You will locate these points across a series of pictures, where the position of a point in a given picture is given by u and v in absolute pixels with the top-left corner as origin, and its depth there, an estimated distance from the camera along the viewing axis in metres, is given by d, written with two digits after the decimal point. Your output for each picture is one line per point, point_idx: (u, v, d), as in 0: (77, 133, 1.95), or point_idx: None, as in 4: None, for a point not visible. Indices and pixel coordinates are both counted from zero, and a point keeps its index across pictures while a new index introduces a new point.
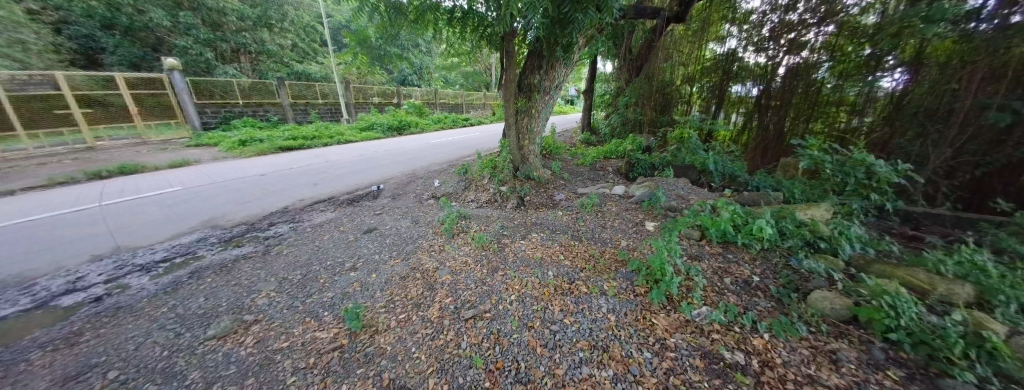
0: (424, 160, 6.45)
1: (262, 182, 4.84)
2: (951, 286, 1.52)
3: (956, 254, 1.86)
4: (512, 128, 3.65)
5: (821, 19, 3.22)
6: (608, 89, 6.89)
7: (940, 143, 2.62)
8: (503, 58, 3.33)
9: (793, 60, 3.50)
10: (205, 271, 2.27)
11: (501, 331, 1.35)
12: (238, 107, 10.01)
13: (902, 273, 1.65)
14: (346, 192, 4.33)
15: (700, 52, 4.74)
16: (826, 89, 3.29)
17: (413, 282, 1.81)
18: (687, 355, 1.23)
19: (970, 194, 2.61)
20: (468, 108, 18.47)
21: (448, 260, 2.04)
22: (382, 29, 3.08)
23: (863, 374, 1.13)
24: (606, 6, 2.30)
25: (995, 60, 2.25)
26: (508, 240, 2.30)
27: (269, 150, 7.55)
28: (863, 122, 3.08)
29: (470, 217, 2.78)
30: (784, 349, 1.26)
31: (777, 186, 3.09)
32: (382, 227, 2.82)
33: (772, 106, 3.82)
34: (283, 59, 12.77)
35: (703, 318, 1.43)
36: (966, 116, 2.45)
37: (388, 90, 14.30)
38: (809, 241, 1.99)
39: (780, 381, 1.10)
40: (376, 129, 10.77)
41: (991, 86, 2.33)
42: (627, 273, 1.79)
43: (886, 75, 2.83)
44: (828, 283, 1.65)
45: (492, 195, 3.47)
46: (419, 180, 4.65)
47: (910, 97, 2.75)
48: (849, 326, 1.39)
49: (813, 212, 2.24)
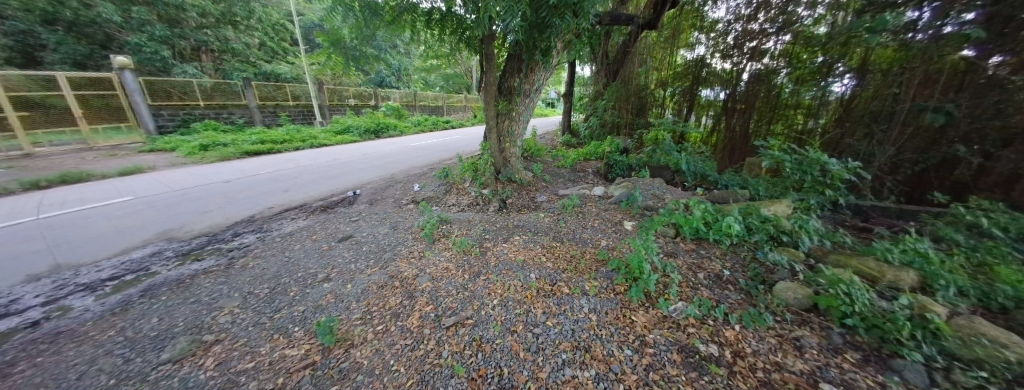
0: (403, 164, 6.30)
1: (227, 190, 4.53)
2: (897, 273, 1.66)
3: (901, 244, 2.05)
4: (492, 131, 3.68)
5: (779, 28, 3.44)
6: (586, 92, 7.06)
7: (885, 142, 2.91)
8: (483, 61, 3.35)
9: (755, 66, 3.72)
10: (160, 289, 2.08)
11: (484, 337, 1.33)
12: (199, 109, 9.35)
13: (855, 262, 1.79)
14: (319, 198, 4.14)
15: (671, 58, 4.86)
16: (786, 93, 3.52)
17: (392, 291, 1.76)
18: (665, 350, 1.27)
19: (911, 188, 2.91)
20: (449, 111, 18.27)
21: (428, 267, 2.00)
22: (357, 30, 2.96)
23: (824, 359, 1.23)
24: (584, 11, 2.35)
25: (930, 67, 2.56)
26: (490, 243, 2.29)
27: (236, 155, 7.13)
28: (818, 124, 3.34)
29: (451, 221, 2.75)
30: (754, 339, 1.33)
31: (743, 184, 3.28)
32: (358, 235, 2.72)
33: (738, 109, 4.04)
34: (250, 58, 12.09)
35: (679, 313, 1.48)
36: (907, 117, 2.76)
37: (365, 92, 13.94)
38: (773, 236, 2.12)
39: (751, 370, 1.17)
40: (351, 133, 10.41)
41: (927, 89, 2.64)
42: (607, 272, 1.82)
43: (836, 80, 3.09)
44: (791, 275, 1.77)
45: (473, 198, 3.45)
46: (398, 184, 4.54)
47: (856, 101, 3.04)
48: (810, 314, 1.49)
49: (776, 208, 2.40)
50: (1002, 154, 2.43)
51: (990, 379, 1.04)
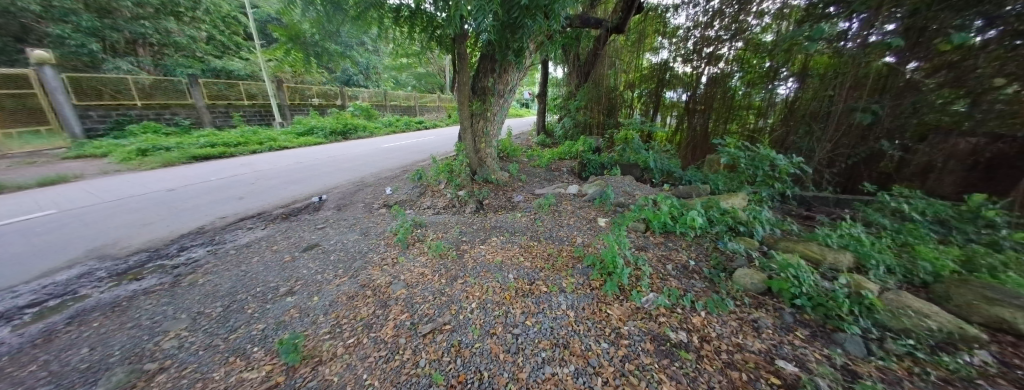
0: (374, 166, 6.05)
1: (173, 199, 4.10)
2: (836, 255, 1.86)
3: (840, 229, 2.29)
4: (466, 132, 3.64)
5: (732, 35, 3.69)
6: (560, 93, 7.21)
7: (823, 139, 3.26)
8: (455, 60, 3.32)
9: (713, 70, 3.96)
10: (93, 314, 1.83)
11: (462, 342, 1.31)
12: (136, 109, 8.43)
13: (802, 247, 1.98)
14: (280, 205, 3.86)
15: (638, 61, 5.05)
16: (739, 95, 3.81)
17: (363, 301, 1.67)
18: (639, 340, 1.32)
19: (845, 179, 3.31)
20: (422, 111, 17.79)
21: (403, 273, 1.94)
22: (319, 26, 2.79)
23: (778, 337, 1.35)
24: (554, 14, 2.38)
25: (859, 72, 2.88)
26: (467, 245, 2.27)
27: (182, 160, 6.47)
28: (767, 123, 3.66)
29: (426, 225, 2.69)
30: (718, 323, 1.43)
31: (704, 179, 3.50)
32: (324, 243, 2.57)
33: (698, 110, 4.27)
34: (197, 53, 11.01)
35: (651, 304, 1.55)
36: (841, 116, 3.10)
37: (330, 91, 13.22)
38: (732, 226, 2.29)
39: (716, 352, 1.26)
40: (316, 134, 9.83)
41: (856, 92, 2.97)
42: (583, 268, 1.87)
43: (782, 84, 3.42)
44: (748, 262, 1.91)
45: (449, 200, 3.39)
46: (369, 188, 4.36)
47: (798, 102, 3.37)
48: (765, 296, 1.63)
49: (733, 201, 2.59)
50: (918, 148, 2.88)
51: (917, 347, 1.26)
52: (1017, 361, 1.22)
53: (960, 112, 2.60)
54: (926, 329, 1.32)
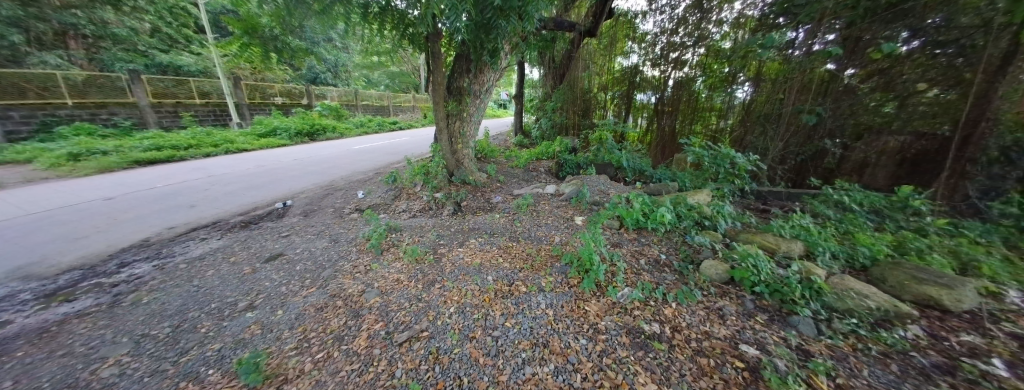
0: (344, 169, 5.78)
1: (113, 209, 3.68)
2: (789, 245, 2.03)
3: (792, 221, 2.49)
4: (443, 132, 3.59)
5: (695, 42, 3.90)
6: (536, 94, 7.30)
7: (776, 138, 3.54)
8: (429, 59, 3.29)
9: (678, 74, 4.16)
10: (12, 342, 1.58)
11: (441, 349, 1.28)
12: (66, 109, 7.54)
13: (759, 238, 2.14)
14: (239, 213, 3.58)
15: (610, 65, 5.22)
16: (702, 98, 4.04)
17: (334, 312, 1.59)
18: (615, 334, 1.36)
19: (796, 175, 3.62)
20: (396, 111, 17.24)
21: (376, 280, 1.87)
22: (279, 19, 2.62)
23: (741, 323, 1.45)
24: (528, 15, 2.40)
25: (805, 77, 3.16)
26: (445, 249, 2.23)
27: (123, 165, 5.81)
28: (727, 124, 3.92)
29: (401, 229, 2.62)
30: (688, 313, 1.51)
31: (673, 177, 3.68)
32: (290, 252, 2.43)
33: (665, 112, 4.46)
34: (140, 47, 9.90)
35: (626, 298, 1.60)
36: (790, 118, 3.38)
37: (294, 90, 12.48)
38: (698, 221, 2.42)
39: (686, 341, 1.33)
40: (280, 135, 9.23)
41: (803, 95, 3.25)
42: (561, 267, 1.90)
43: (739, 87, 3.69)
44: (713, 254, 2.03)
45: (426, 203, 3.32)
46: (339, 192, 4.17)
47: (754, 104, 3.62)
48: (728, 286, 1.74)
49: (698, 197, 2.75)
50: (856, 146, 3.23)
51: (859, 325, 1.42)
52: (943, 333, 1.44)
53: (889, 113, 2.99)
54: (866, 308, 1.50)
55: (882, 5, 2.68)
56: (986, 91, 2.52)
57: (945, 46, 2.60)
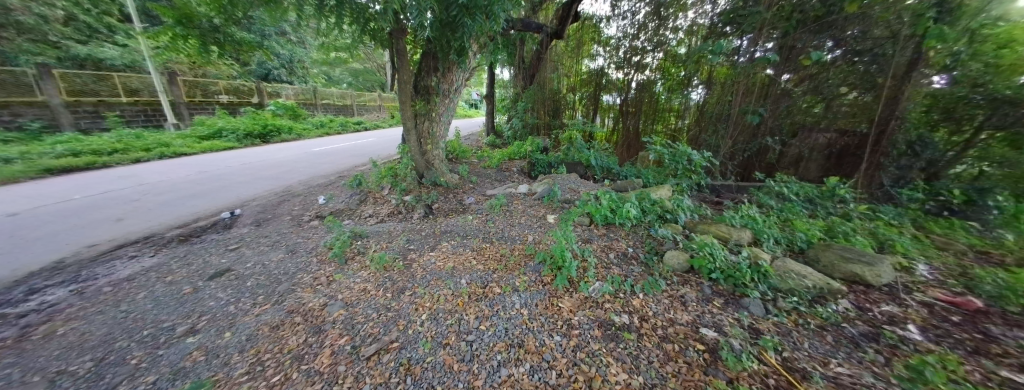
0: (303, 173, 5.39)
1: (14, 226, 3.12)
2: (739, 233, 2.22)
3: (743, 211, 2.72)
4: (411, 133, 3.48)
5: (654, 47, 4.10)
6: (507, 94, 7.29)
7: (726, 137, 3.83)
8: (394, 57, 3.17)
9: (640, 77, 4.35)
10: None
11: (412, 359, 1.22)
12: None
13: (715, 228, 2.31)
14: (178, 225, 3.20)
15: (577, 66, 5.33)
16: (662, 99, 4.23)
17: (292, 329, 1.47)
18: (588, 328, 1.40)
19: (744, 169, 3.97)
20: (361, 111, 16.38)
21: (341, 292, 1.76)
22: (218, 8, 2.36)
23: (701, 308, 1.56)
24: (494, 15, 2.37)
25: (750, 81, 3.48)
26: (416, 254, 2.15)
27: (28, 174, 4.94)
28: (684, 123, 4.16)
29: (368, 235, 2.50)
30: (654, 303, 1.60)
31: (638, 174, 3.87)
32: (239, 267, 2.21)
33: (629, 112, 4.65)
34: (51, 38, 8.35)
35: (597, 292, 1.66)
36: (738, 118, 3.69)
37: (243, 87, 11.39)
38: (661, 215, 2.57)
39: (652, 329, 1.40)
40: (226, 138, 8.39)
41: (748, 97, 3.57)
42: (535, 265, 1.91)
43: (694, 90, 3.93)
44: (674, 245, 2.17)
45: (394, 207, 3.20)
46: (297, 199, 3.88)
47: (706, 106, 3.90)
48: (689, 274, 1.87)
49: (661, 192, 2.91)
50: (792, 142, 3.63)
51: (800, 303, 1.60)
52: (866, 305, 1.67)
53: (818, 113, 3.44)
54: (804, 286, 1.70)
55: (811, 18, 3.05)
56: (895, 93, 3.05)
57: (862, 54, 3.05)
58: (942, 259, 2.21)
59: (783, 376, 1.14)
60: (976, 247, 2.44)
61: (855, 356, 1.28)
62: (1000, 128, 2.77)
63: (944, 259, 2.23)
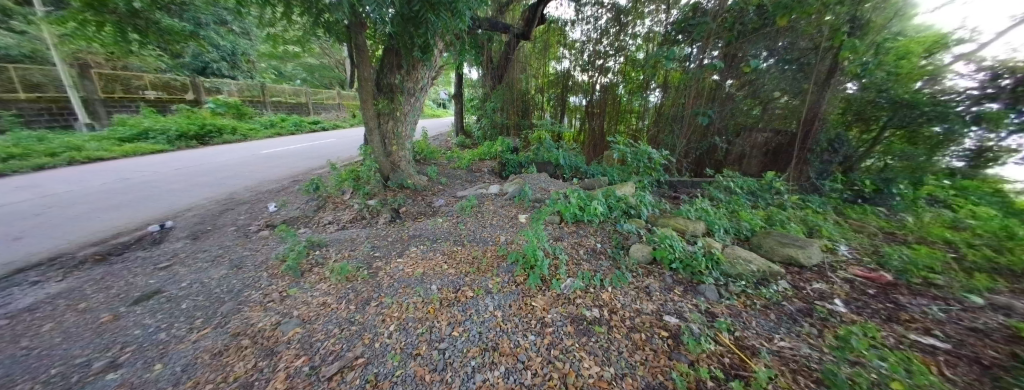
0: (252, 178, 4.90)
1: None
2: (694, 225, 2.40)
3: (698, 204, 2.94)
4: (374, 133, 3.30)
5: (616, 51, 4.28)
6: (476, 94, 7.24)
7: (681, 136, 4.11)
8: (353, 53, 3.00)
9: (603, 80, 4.51)
10: None
11: (380, 374, 1.15)
12: None
13: (674, 221, 2.47)
14: (94, 242, 2.74)
15: (544, 68, 5.40)
16: (624, 100, 4.42)
17: (239, 354, 1.31)
18: (561, 325, 1.42)
19: (696, 166, 4.28)
20: (318, 110, 15.29)
21: (297, 308, 1.62)
22: None
23: (664, 297, 1.66)
24: (459, 13, 2.31)
25: (700, 85, 3.78)
26: (382, 262, 2.04)
27: None
28: (644, 124, 4.38)
29: (328, 244, 2.34)
30: (622, 295, 1.66)
31: (604, 172, 4.02)
32: (172, 288, 1.94)
33: (594, 113, 4.79)
34: None
35: (568, 289, 1.70)
36: (691, 119, 3.98)
37: (174, 82, 10.06)
38: (626, 211, 2.68)
39: (621, 321, 1.46)
40: (155, 140, 7.36)
41: (699, 100, 3.89)
42: (507, 266, 1.90)
43: (652, 93, 4.14)
44: (638, 238, 2.28)
45: (357, 212, 3.03)
46: (244, 207, 3.51)
47: (663, 107, 4.13)
48: (652, 265, 1.97)
49: (625, 189, 3.05)
50: (736, 141, 3.99)
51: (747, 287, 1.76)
52: (801, 284, 1.89)
53: (757, 115, 3.81)
54: (750, 270, 1.88)
55: (749, 29, 3.41)
56: (817, 98, 3.49)
57: (790, 63, 3.45)
58: (859, 240, 2.57)
59: (736, 355, 1.25)
60: (885, 229, 2.86)
61: (795, 330, 1.44)
62: (900, 128, 3.28)
63: (860, 240, 2.59)
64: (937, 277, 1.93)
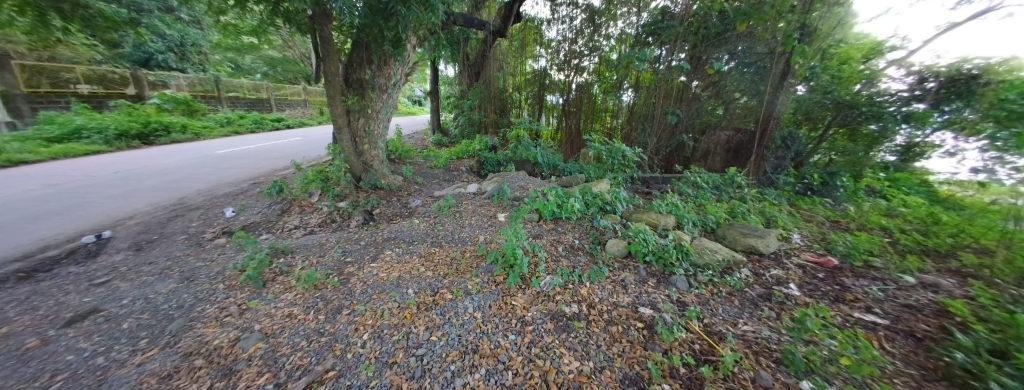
0: (206, 180, 4.50)
1: None
2: (664, 219, 2.51)
3: (668, 199, 3.06)
4: (343, 132, 3.14)
5: (591, 51, 4.37)
6: (452, 92, 7.12)
7: (652, 134, 4.26)
8: (318, 47, 2.84)
9: (579, 79, 4.58)
10: None
11: (353, 386, 1.09)
12: None
13: (647, 216, 2.56)
14: (14, 257, 2.39)
15: (522, 67, 5.35)
16: (599, 99, 4.51)
17: (191, 376, 1.19)
18: (541, 323, 1.43)
19: (666, 163, 4.46)
20: (283, 106, 14.37)
21: (259, 321, 1.51)
22: None
23: (639, 289, 1.72)
24: (432, 7, 2.25)
25: (669, 85, 3.95)
26: (355, 267, 1.95)
27: None
28: (617, 122, 4.48)
29: (294, 251, 2.20)
30: (599, 289, 1.70)
31: (581, 169, 4.10)
32: (111, 306, 1.74)
33: (571, 112, 4.84)
34: None
35: (548, 286, 1.71)
36: (661, 118, 4.14)
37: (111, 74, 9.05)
38: (602, 207, 2.75)
39: (599, 315, 1.50)
40: (90, 139, 6.56)
41: (667, 100, 4.06)
42: (487, 266, 1.88)
43: (625, 93, 4.23)
44: (614, 233, 2.34)
45: (327, 215, 2.88)
46: (199, 213, 3.23)
47: (635, 106, 4.25)
48: (627, 259, 2.04)
49: (600, 186, 3.12)
50: (702, 139, 4.20)
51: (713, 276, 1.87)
52: (760, 271, 2.03)
53: (720, 114, 4.04)
54: (716, 260, 2.00)
55: (712, 33, 3.61)
56: (772, 98, 3.75)
57: (749, 65, 3.68)
58: (809, 229, 2.82)
59: (705, 341, 1.32)
60: (831, 218, 3.15)
61: (756, 315, 1.55)
62: (842, 126, 3.71)
63: (810, 228, 2.84)
64: (875, 260, 2.16)
